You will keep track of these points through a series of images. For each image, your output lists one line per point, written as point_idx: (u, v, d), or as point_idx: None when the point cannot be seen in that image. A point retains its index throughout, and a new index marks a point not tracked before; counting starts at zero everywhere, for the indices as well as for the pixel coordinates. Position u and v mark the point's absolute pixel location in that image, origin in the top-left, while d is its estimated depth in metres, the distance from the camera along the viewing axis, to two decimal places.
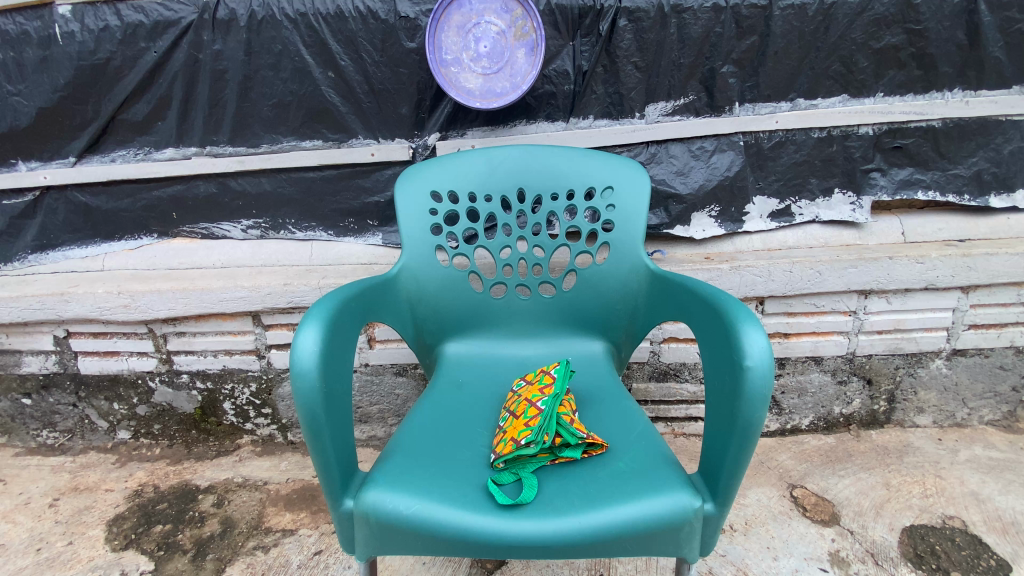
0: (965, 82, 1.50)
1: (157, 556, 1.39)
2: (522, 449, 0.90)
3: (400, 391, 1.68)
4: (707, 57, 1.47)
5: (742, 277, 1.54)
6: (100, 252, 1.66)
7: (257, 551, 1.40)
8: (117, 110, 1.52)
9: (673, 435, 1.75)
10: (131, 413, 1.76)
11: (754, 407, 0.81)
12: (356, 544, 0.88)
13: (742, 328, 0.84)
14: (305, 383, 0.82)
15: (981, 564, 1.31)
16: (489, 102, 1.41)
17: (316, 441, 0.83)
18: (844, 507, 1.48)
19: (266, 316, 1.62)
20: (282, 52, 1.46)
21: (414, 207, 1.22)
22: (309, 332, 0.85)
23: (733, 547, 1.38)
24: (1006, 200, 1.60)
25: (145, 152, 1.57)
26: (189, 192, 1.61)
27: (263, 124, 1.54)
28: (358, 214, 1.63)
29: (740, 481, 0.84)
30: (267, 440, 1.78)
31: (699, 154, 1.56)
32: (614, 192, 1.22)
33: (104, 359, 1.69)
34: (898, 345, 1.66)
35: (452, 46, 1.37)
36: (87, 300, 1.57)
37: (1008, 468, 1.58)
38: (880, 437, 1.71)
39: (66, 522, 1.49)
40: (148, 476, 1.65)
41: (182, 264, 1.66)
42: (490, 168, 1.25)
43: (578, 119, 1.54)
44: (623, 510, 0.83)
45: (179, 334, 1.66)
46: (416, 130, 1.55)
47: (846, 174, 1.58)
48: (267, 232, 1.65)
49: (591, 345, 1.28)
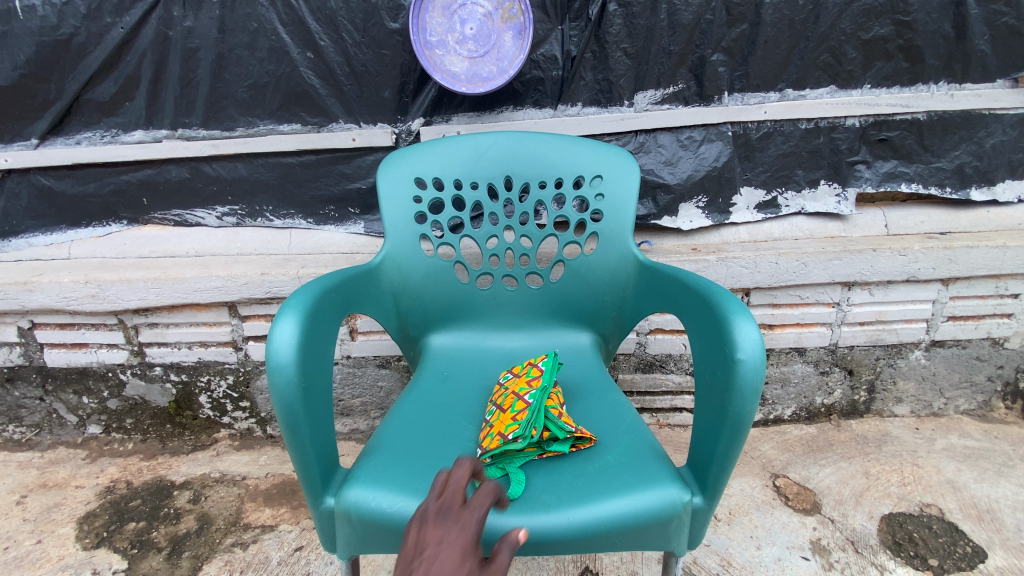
0: (951, 75, 1.50)
1: (130, 554, 1.34)
2: (508, 444, 0.88)
3: (383, 383, 1.65)
4: (697, 44, 1.45)
5: (729, 269, 1.54)
6: (65, 239, 1.59)
7: (236, 547, 1.37)
8: (83, 90, 1.44)
9: (658, 426, 1.75)
10: (101, 407, 1.70)
11: (745, 401, 0.80)
12: (338, 541, 0.85)
13: (734, 320, 0.83)
14: (282, 378, 0.78)
15: (958, 551, 1.33)
16: (475, 87, 1.37)
17: (294, 437, 0.80)
18: (825, 495, 1.49)
19: (242, 307, 1.56)
20: (258, 30, 1.40)
21: (398, 194, 1.18)
22: (286, 324, 0.81)
23: (717, 537, 1.38)
24: (986, 193, 1.62)
25: (113, 134, 1.49)
26: (160, 177, 1.54)
27: (238, 106, 1.48)
28: (338, 201, 1.58)
29: (730, 474, 0.83)
30: (245, 433, 1.73)
31: (687, 144, 1.55)
32: (603, 181, 1.20)
33: (72, 351, 1.63)
34: (879, 336, 1.68)
35: (436, 27, 1.33)
36: (52, 290, 1.50)
37: (983, 456, 1.61)
38: (860, 427, 1.74)
39: (34, 520, 1.43)
40: (121, 472, 1.59)
41: (153, 251, 1.59)
42: (477, 154, 1.22)
43: (567, 106, 1.51)
44: (612, 504, 0.81)
45: (151, 325, 1.60)
46: (399, 115, 1.50)
47: (833, 166, 1.57)
48: (243, 220, 1.59)
49: (578, 337, 1.26)
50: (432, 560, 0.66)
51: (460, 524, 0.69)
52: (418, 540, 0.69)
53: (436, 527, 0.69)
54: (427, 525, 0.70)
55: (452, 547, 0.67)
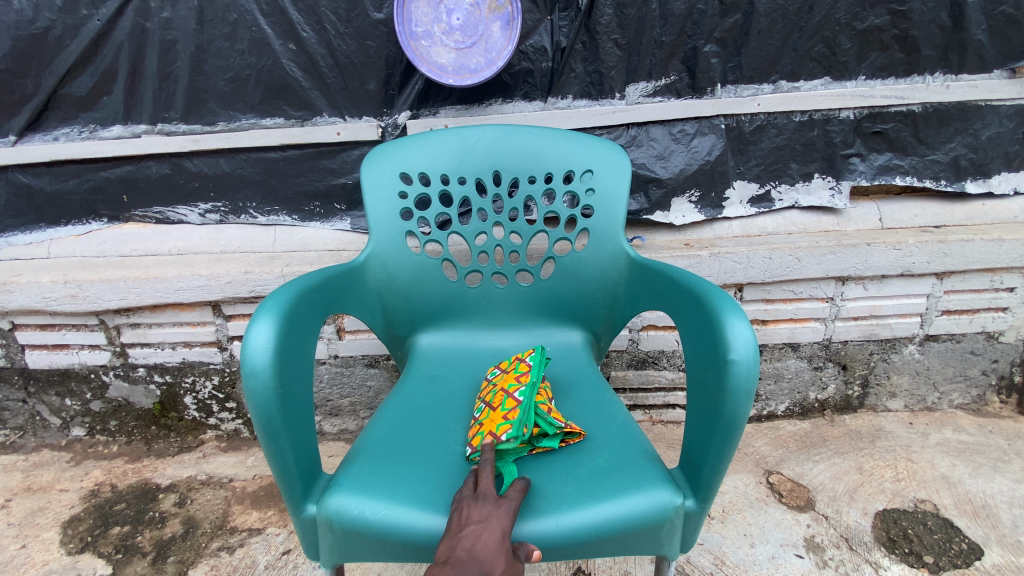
0: (947, 66, 1.48)
1: (115, 559, 1.31)
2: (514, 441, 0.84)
3: (372, 382, 1.62)
4: (689, 35, 1.42)
5: (722, 264, 1.52)
6: (45, 238, 1.55)
7: (223, 551, 1.34)
8: (59, 84, 1.40)
9: (650, 423, 1.73)
10: (85, 409, 1.66)
11: (739, 403, 0.77)
12: (321, 550, 0.83)
13: (726, 319, 0.80)
14: (258, 383, 0.75)
15: (953, 548, 1.31)
16: (462, 79, 1.33)
17: (273, 444, 0.77)
18: (819, 492, 1.48)
19: (226, 306, 1.53)
20: (238, 21, 1.37)
21: (383, 190, 1.15)
22: (262, 327, 0.78)
23: (711, 535, 1.37)
24: (982, 185, 1.60)
25: (91, 130, 1.45)
26: (140, 174, 1.50)
27: (219, 100, 1.44)
28: (324, 197, 1.54)
29: (723, 476, 0.80)
30: (233, 434, 1.70)
31: (679, 137, 1.52)
32: (594, 175, 1.17)
33: (53, 353, 1.59)
34: (873, 331, 1.66)
35: (422, 17, 1.29)
36: (31, 290, 1.46)
37: (977, 450, 1.60)
38: (854, 422, 1.73)
39: (17, 525, 1.40)
40: (105, 475, 1.56)
41: (135, 250, 1.55)
42: (464, 148, 1.19)
43: (557, 98, 1.48)
44: (602, 508, 0.79)
45: (133, 326, 1.56)
46: (385, 108, 1.47)
47: (826, 159, 1.55)
48: (226, 217, 1.55)
49: (569, 335, 1.24)
50: (479, 532, 0.71)
51: (501, 507, 0.75)
52: (462, 513, 0.75)
53: (478, 506, 0.75)
54: (468, 509, 0.75)
55: (496, 524, 0.73)
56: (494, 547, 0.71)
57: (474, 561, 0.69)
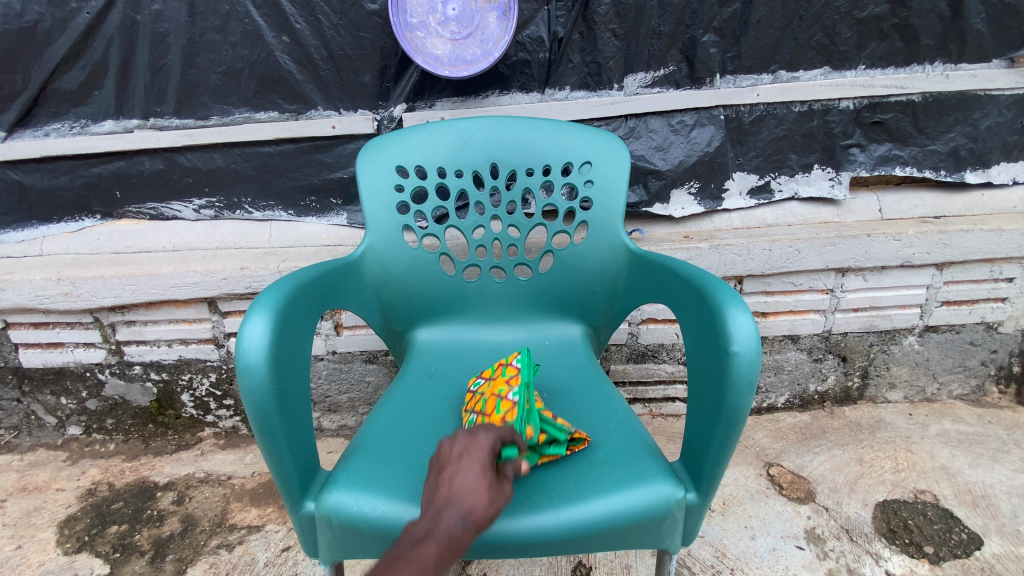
0: (946, 55, 1.47)
1: (113, 558, 1.30)
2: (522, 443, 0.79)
3: (371, 378, 1.61)
4: (688, 25, 1.41)
5: (721, 256, 1.51)
6: (37, 235, 1.53)
7: (222, 549, 1.33)
8: (49, 79, 1.38)
9: (650, 416, 1.73)
10: (80, 408, 1.65)
11: (741, 396, 0.76)
12: (320, 547, 0.82)
13: (728, 311, 0.79)
14: (254, 379, 0.74)
15: (953, 538, 1.31)
16: (458, 70, 1.32)
17: (269, 441, 0.76)
18: (819, 484, 1.48)
19: (222, 303, 1.52)
20: (230, 13, 1.35)
21: (379, 183, 1.14)
22: (257, 322, 0.77)
23: (711, 528, 1.37)
24: (981, 175, 1.59)
25: (82, 125, 1.43)
26: (133, 169, 1.48)
27: (212, 94, 1.42)
28: (319, 192, 1.53)
29: (724, 470, 0.80)
30: (231, 432, 1.69)
31: (678, 128, 1.51)
32: (592, 167, 1.16)
33: (47, 351, 1.57)
34: (873, 322, 1.66)
35: (417, 8, 1.27)
36: (24, 288, 1.45)
37: (976, 441, 1.60)
38: (854, 413, 1.72)
39: (14, 525, 1.39)
40: (103, 473, 1.55)
41: (128, 247, 1.54)
42: (461, 141, 1.17)
43: (554, 90, 1.47)
44: (602, 503, 0.78)
45: (128, 323, 1.55)
46: (381, 101, 1.45)
47: (826, 150, 1.54)
48: (221, 212, 1.54)
49: (568, 329, 1.22)
50: (455, 472, 0.69)
51: (477, 443, 0.72)
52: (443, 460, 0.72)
53: (456, 447, 0.72)
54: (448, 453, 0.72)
55: (472, 461, 0.70)
56: (472, 480, 0.68)
57: (452, 502, 0.66)
